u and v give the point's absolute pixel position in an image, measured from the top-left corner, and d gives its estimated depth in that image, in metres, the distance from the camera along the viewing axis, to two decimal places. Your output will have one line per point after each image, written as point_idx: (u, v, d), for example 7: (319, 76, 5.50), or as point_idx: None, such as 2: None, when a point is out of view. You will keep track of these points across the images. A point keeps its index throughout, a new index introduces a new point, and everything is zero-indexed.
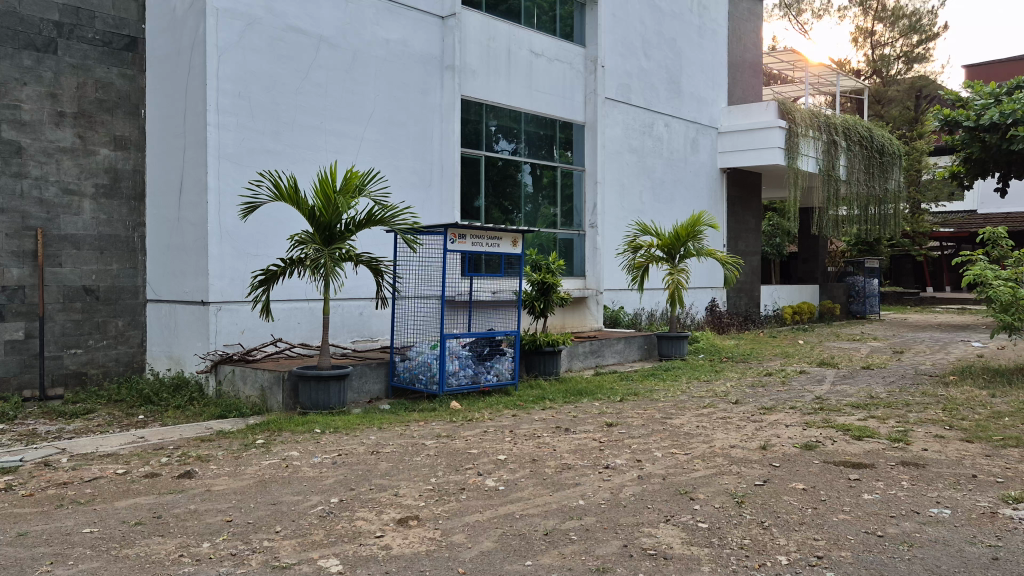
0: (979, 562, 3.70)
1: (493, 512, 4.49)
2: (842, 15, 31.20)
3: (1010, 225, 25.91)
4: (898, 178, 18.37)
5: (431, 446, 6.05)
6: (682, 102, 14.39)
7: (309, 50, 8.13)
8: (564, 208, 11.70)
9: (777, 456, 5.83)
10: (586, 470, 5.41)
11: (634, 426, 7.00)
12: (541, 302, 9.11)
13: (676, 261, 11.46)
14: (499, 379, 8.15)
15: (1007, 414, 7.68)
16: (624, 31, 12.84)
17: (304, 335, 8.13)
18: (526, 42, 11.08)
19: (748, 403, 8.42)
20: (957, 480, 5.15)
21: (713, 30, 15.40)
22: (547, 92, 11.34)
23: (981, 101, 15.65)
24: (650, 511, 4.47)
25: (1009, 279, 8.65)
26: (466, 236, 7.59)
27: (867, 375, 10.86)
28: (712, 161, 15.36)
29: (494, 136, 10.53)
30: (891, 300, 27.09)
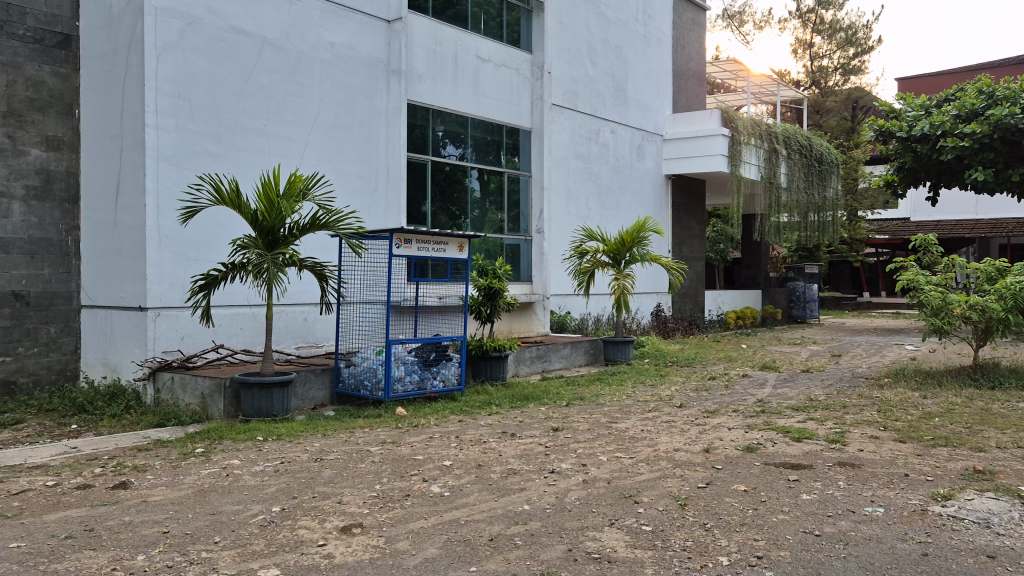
0: (910, 558, 3.83)
1: (439, 519, 4.48)
2: (783, 28, 32.10)
3: (941, 232, 26.87)
4: (836, 187, 18.87)
5: (376, 452, 6.00)
6: (628, 109, 14.56)
7: (251, 52, 8.01)
8: (511, 213, 11.74)
9: (719, 459, 5.95)
10: (532, 475, 5.43)
11: (580, 430, 7.04)
12: (488, 307, 9.11)
13: (622, 266, 11.55)
14: (445, 385, 8.12)
15: (937, 415, 7.96)
16: (571, 38, 12.94)
17: (247, 342, 7.99)
18: (473, 47, 11.09)
19: (693, 406, 8.56)
20: (890, 479, 5.31)
21: (657, 38, 15.63)
22: (493, 98, 11.37)
23: (913, 113, 16.24)
24: (595, 515, 4.51)
25: (938, 284, 8.96)
26: (411, 241, 7.56)
27: (806, 378, 11.13)
28: (657, 168, 15.57)
29: (441, 141, 10.53)
30: (829, 305, 27.86)
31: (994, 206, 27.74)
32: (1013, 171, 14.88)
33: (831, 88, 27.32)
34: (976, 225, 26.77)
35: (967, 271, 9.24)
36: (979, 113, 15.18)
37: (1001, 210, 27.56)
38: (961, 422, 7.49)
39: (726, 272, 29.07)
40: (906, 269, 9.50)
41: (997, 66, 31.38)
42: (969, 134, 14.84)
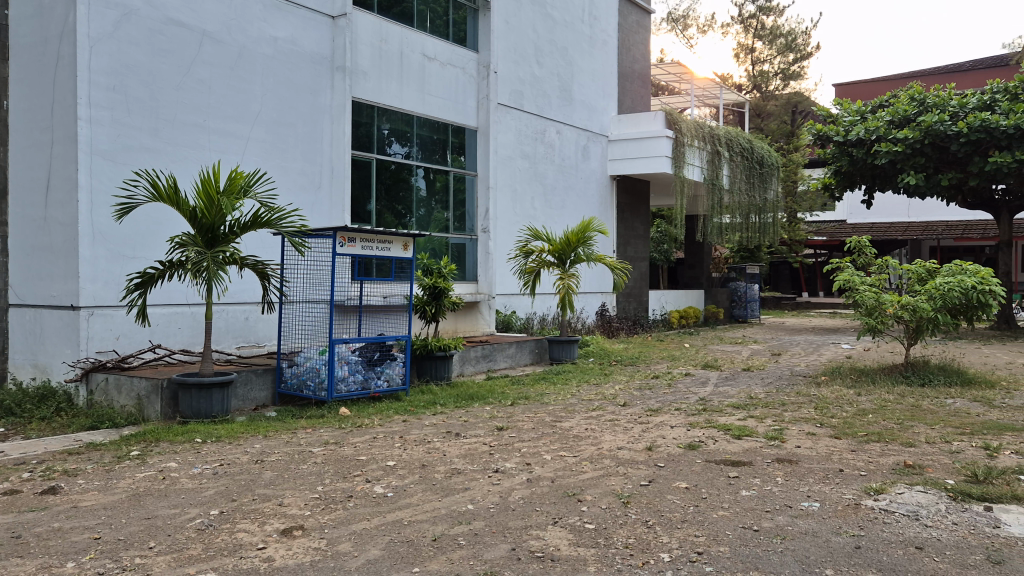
0: (844, 551, 3.91)
1: (381, 519, 4.42)
2: (726, 33, 32.76)
3: (875, 235, 27.65)
4: (776, 189, 19.25)
5: (318, 453, 5.90)
6: (574, 109, 14.63)
7: (191, 45, 7.81)
8: (457, 213, 11.70)
9: (661, 457, 6.00)
10: (476, 475, 5.40)
11: (524, 429, 7.04)
12: (432, 306, 9.02)
13: (567, 266, 11.59)
14: (389, 385, 8.02)
15: (871, 411, 8.16)
16: (517, 38, 12.93)
17: (185, 341, 7.80)
18: (419, 45, 11.00)
19: (636, 405, 8.63)
20: (825, 475, 5.43)
21: (603, 40, 15.75)
22: (439, 96, 11.30)
23: (849, 118, 16.66)
24: (538, 514, 4.51)
25: (873, 284, 9.22)
26: (355, 240, 7.46)
27: (746, 376, 11.32)
28: (602, 169, 15.70)
29: (387, 140, 10.43)
30: (769, 304, 28.45)
31: (925, 209, 28.65)
32: (942, 175, 15.35)
33: (772, 92, 27.90)
34: (909, 228, 27.62)
35: (899, 272, 9.54)
36: (911, 119, 15.70)
37: (932, 213, 28.49)
38: (893, 418, 7.71)
39: (670, 271, 29.47)
40: (841, 270, 9.74)
41: (928, 74, 32.48)
42: (901, 140, 15.33)
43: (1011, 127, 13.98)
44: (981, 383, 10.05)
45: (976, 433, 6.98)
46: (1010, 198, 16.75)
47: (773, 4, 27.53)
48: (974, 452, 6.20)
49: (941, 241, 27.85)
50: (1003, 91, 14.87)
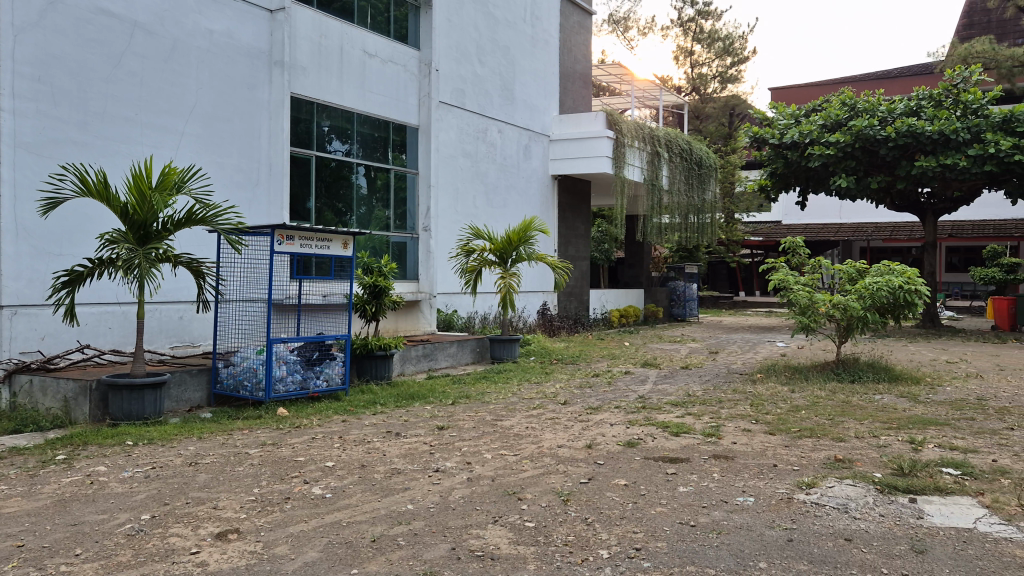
0: (777, 544, 3.99)
1: (320, 521, 4.35)
2: (665, 36, 33.21)
3: (809, 236, 28.39)
4: (714, 190, 19.58)
5: (254, 455, 5.79)
6: (516, 109, 14.63)
7: (122, 35, 7.56)
8: (398, 211, 11.62)
9: (600, 454, 6.04)
10: (416, 474, 5.36)
11: (464, 428, 7.02)
12: (372, 305, 8.90)
13: (508, 265, 11.58)
14: (329, 385, 7.89)
15: (804, 408, 8.37)
16: (459, 36, 12.85)
17: (116, 341, 7.57)
18: (360, 41, 10.85)
19: (576, 403, 8.68)
20: (760, 470, 5.54)
21: (545, 40, 15.80)
22: (380, 93, 11.18)
23: (784, 121, 17.01)
24: (479, 512, 4.50)
25: (807, 284, 9.45)
26: (294, 238, 7.33)
27: (685, 374, 11.49)
28: (544, 168, 15.74)
29: (327, 136, 10.29)
30: (707, 303, 28.96)
31: (856, 211, 29.52)
32: (872, 179, 15.90)
33: (710, 94, 28.63)
34: (841, 229, 28.46)
35: (831, 272, 9.78)
36: (842, 123, 16.15)
37: (862, 215, 29.47)
38: (825, 415, 7.92)
39: (610, 271, 29.74)
40: (776, 269, 9.97)
41: (859, 80, 33.44)
42: (834, 143, 15.72)
43: (936, 132, 14.56)
44: (907, 380, 10.40)
45: (902, 428, 7.22)
46: (935, 201, 17.34)
47: (711, 8, 27.90)
48: (899, 446, 6.41)
49: (870, 242, 28.74)
50: (929, 98, 15.44)
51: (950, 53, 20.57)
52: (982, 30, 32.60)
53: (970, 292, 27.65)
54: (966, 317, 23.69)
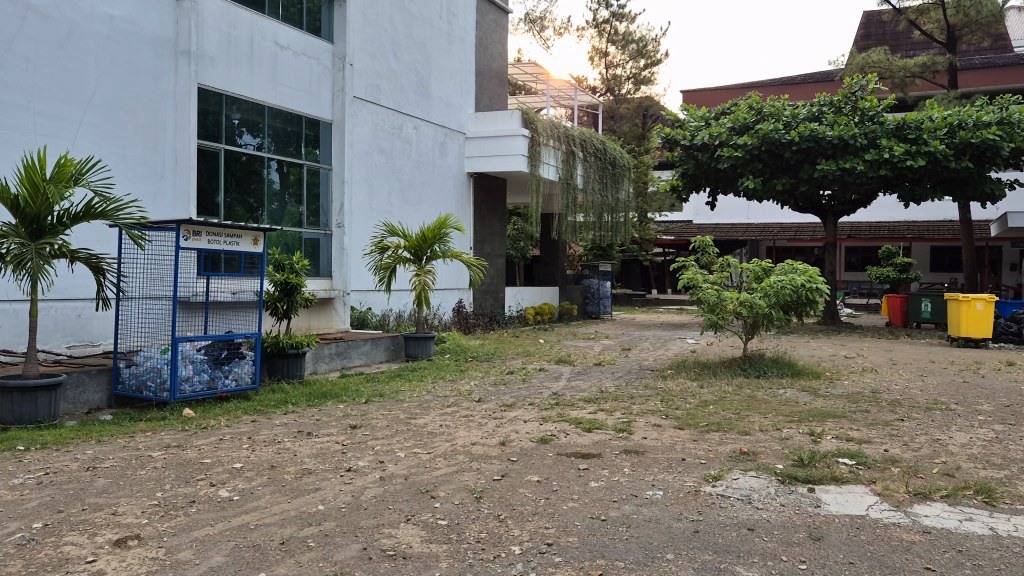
0: (683, 535, 4.14)
1: (226, 524, 4.27)
2: (580, 37, 33.78)
3: (718, 235, 29.28)
4: (627, 189, 19.93)
5: (158, 457, 5.63)
6: (431, 105, 14.58)
7: (12, 18, 7.19)
8: (310, 207, 11.45)
9: (514, 451, 6.12)
10: (328, 474, 5.32)
11: (378, 427, 6.99)
12: (284, 303, 8.72)
13: (422, 262, 11.53)
14: (238, 384, 7.71)
15: (711, 402, 8.66)
16: (374, 30, 12.68)
17: (6, 341, 7.24)
18: (271, 32, 10.61)
19: (491, 401, 8.74)
20: (669, 464, 5.71)
21: (461, 37, 15.78)
22: (292, 87, 10.97)
23: (695, 123, 17.46)
24: (391, 511, 4.50)
25: (715, 282, 9.78)
26: (201, 233, 7.14)
27: (598, 371, 11.70)
28: (459, 165, 15.75)
29: (237, 130, 10.06)
30: (621, 301, 29.55)
31: (763, 212, 30.58)
32: (777, 180, 16.53)
33: (624, 96, 29.33)
34: (748, 229, 29.49)
35: (739, 271, 10.13)
36: (750, 126, 16.72)
37: (768, 216, 30.56)
38: (732, 409, 8.21)
39: (526, 269, 30.03)
40: (686, 268, 10.28)
41: (765, 85, 34.69)
42: (741, 146, 16.26)
43: (836, 137, 15.25)
44: (808, 374, 10.87)
45: (803, 421, 7.55)
46: (835, 203, 18.09)
47: (625, 11, 28.46)
48: (800, 438, 6.72)
49: (775, 242, 29.88)
50: (830, 104, 16.15)
51: (848, 62, 21.56)
52: (878, 40, 34.30)
53: (867, 291, 29.05)
54: (863, 314, 24.89)
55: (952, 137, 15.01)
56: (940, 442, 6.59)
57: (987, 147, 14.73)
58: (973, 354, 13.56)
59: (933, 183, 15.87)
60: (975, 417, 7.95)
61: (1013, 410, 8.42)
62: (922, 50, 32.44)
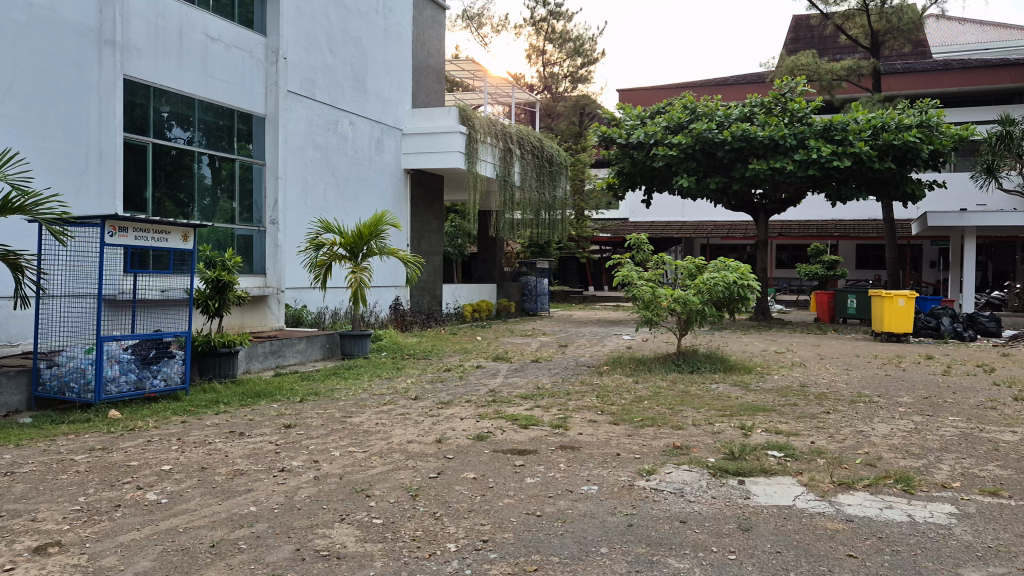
0: (617, 529, 4.23)
1: (153, 528, 4.20)
2: (517, 35, 33.94)
3: (653, 233, 29.76)
4: (564, 187, 20.09)
5: (81, 461, 5.48)
6: (366, 101, 14.45)
7: None
8: (243, 203, 11.19)
9: (450, 448, 6.14)
10: (261, 475, 5.26)
11: (313, 426, 6.93)
12: (215, 301, 8.53)
13: (359, 259, 11.42)
14: (167, 384, 7.52)
15: (646, 398, 8.83)
16: (309, 24, 12.45)
17: None
18: (201, 23, 10.34)
19: (428, 398, 8.73)
20: (604, 459, 5.83)
21: (397, 32, 15.64)
22: (223, 80, 10.72)
23: (630, 122, 17.69)
24: (326, 511, 4.49)
25: (650, 279, 9.95)
26: (128, 229, 6.92)
27: (535, 368, 11.79)
28: (395, 162, 15.64)
29: (166, 123, 9.80)
30: (559, 298, 29.83)
31: (697, 210, 31.19)
32: (710, 179, 16.88)
33: (561, 94, 29.59)
34: (682, 227, 30.04)
35: (674, 268, 10.23)
36: (684, 126, 17.05)
37: (701, 214, 31.19)
38: (666, 404, 8.38)
39: (464, 265, 30.09)
40: (622, 266, 10.42)
41: (698, 85, 35.39)
42: (676, 145, 16.55)
43: (767, 137, 15.68)
44: (739, 369, 11.17)
45: (734, 415, 7.76)
46: (766, 202, 18.56)
47: (562, 10, 28.68)
48: (731, 432, 6.90)
49: (709, 240, 30.55)
50: (761, 105, 16.61)
51: (778, 64, 22.10)
52: (806, 44, 35.31)
53: (796, 287, 29.93)
54: (793, 310, 25.63)
55: (876, 139, 15.62)
56: (863, 434, 6.87)
57: (909, 149, 15.42)
58: (896, 348, 14.10)
59: (858, 183, 16.43)
60: (896, 408, 8.29)
61: (930, 401, 8.81)
62: (848, 54, 33.54)
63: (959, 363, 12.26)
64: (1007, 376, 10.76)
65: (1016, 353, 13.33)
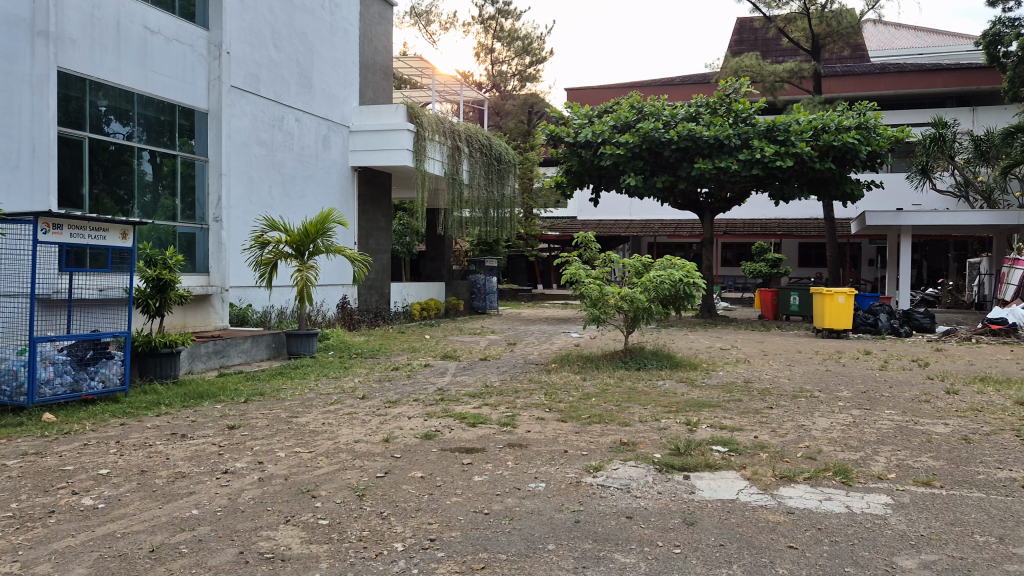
0: (564, 525, 4.25)
1: (90, 534, 4.08)
2: (466, 32, 33.91)
3: (601, 231, 29.99)
4: (512, 185, 20.10)
5: (13, 467, 5.30)
6: (312, 98, 14.24)
7: None
8: (185, 200, 10.90)
9: (398, 447, 6.10)
10: (202, 477, 5.14)
11: (257, 427, 6.80)
12: (157, 300, 8.28)
13: (305, 258, 11.25)
14: (105, 386, 7.26)
15: (593, 395, 8.88)
16: (252, 18, 12.19)
17: None
18: (140, 15, 10.03)
19: (375, 398, 8.65)
20: (551, 456, 5.85)
21: (344, 28, 15.43)
22: (164, 74, 10.43)
23: (578, 121, 17.75)
24: (270, 513, 4.41)
25: (597, 276, 9.97)
26: (63, 227, 6.65)
27: (483, 366, 11.77)
28: (342, 159, 15.46)
29: (104, 118, 9.52)
30: (507, 296, 29.86)
31: (644, 209, 31.53)
32: (657, 178, 17.05)
33: (509, 92, 29.66)
34: (629, 225, 30.32)
35: (621, 266, 10.29)
36: (631, 125, 17.19)
37: (648, 212, 31.54)
38: (613, 401, 8.45)
39: (412, 263, 29.94)
40: (569, 263, 10.43)
41: (645, 85, 35.77)
42: (623, 144, 16.68)
43: (712, 136, 15.92)
44: (685, 366, 11.32)
45: (680, 411, 7.85)
46: (712, 201, 18.81)
47: (511, 8, 28.70)
48: (677, 428, 6.98)
49: (656, 238, 30.90)
50: (706, 105, 16.85)
51: (723, 65, 22.43)
52: (750, 45, 35.97)
53: (741, 285, 30.46)
54: (737, 308, 26.08)
55: (817, 140, 15.99)
56: (804, 428, 7.01)
57: (847, 150, 15.81)
58: (836, 344, 14.46)
59: (800, 183, 16.79)
60: (835, 403, 8.50)
61: (868, 396, 9.05)
62: (790, 56, 34.25)
63: (896, 358, 12.62)
64: (940, 371, 11.11)
65: (949, 348, 13.77)
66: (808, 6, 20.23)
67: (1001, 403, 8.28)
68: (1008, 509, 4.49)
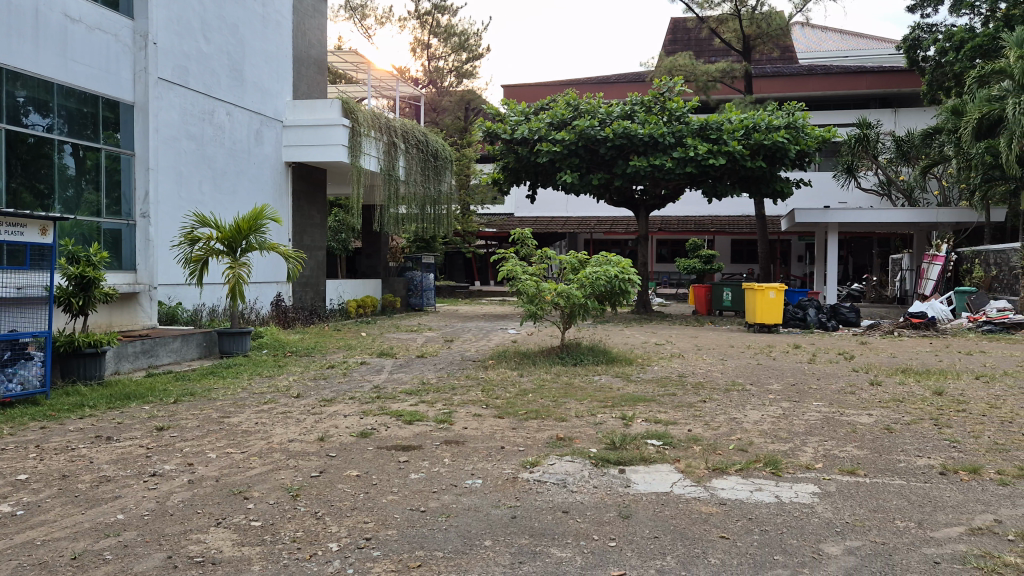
0: (501, 521, 4.17)
1: (6, 542, 3.83)
2: (402, 27, 33.59)
3: (538, 227, 30.03)
4: (449, 182, 19.91)
5: None
6: (244, 91, 13.84)
7: None
8: (111, 196, 10.39)
9: (332, 446, 5.94)
10: (129, 481, 4.90)
11: (187, 428, 6.54)
12: (80, 299, 7.88)
13: (237, 254, 10.90)
14: (24, 389, 6.89)
15: (530, 391, 8.83)
16: (180, 8, 11.75)
17: None
18: (60, 3, 9.54)
19: (308, 396, 8.42)
20: (488, 452, 5.76)
21: (276, 21, 15.02)
22: (88, 64, 9.98)
23: (515, 118, 17.64)
24: (200, 516, 4.22)
25: (534, 273, 9.92)
26: None
27: (419, 363, 11.61)
28: (276, 154, 15.08)
29: (22, 109, 9.10)
30: (444, 292, 29.66)
31: (581, 206, 31.70)
32: (593, 175, 17.02)
33: (446, 87, 29.49)
34: (566, 221, 30.45)
35: (557, 262, 10.29)
36: (567, 122, 17.19)
37: (585, 209, 31.73)
38: (550, 396, 8.42)
39: (348, 260, 29.49)
40: (506, 260, 10.35)
41: (582, 83, 35.97)
42: (560, 141, 16.66)
43: (647, 135, 16.04)
44: (621, 361, 11.36)
45: (616, 406, 7.87)
46: (647, 198, 18.94)
47: (447, 4, 28.49)
48: (613, 423, 6.97)
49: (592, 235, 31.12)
50: (641, 103, 16.97)
51: (657, 64, 22.63)
52: (684, 45, 36.51)
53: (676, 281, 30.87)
54: (673, 303, 26.42)
55: (748, 139, 16.28)
56: (736, 421, 7.08)
57: (778, 149, 16.14)
58: (766, 337, 14.75)
59: (732, 181, 17.07)
60: (766, 396, 8.63)
61: (797, 388, 9.21)
62: (722, 56, 34.87)
63: (824, 351, 12.92)
64: (864, 363, 11.41)
65: (872, 340, 14.17)
66: (740, 8, 20.55)
67: (920, 394, 8.52)
68: (927, 495, 4.60)
